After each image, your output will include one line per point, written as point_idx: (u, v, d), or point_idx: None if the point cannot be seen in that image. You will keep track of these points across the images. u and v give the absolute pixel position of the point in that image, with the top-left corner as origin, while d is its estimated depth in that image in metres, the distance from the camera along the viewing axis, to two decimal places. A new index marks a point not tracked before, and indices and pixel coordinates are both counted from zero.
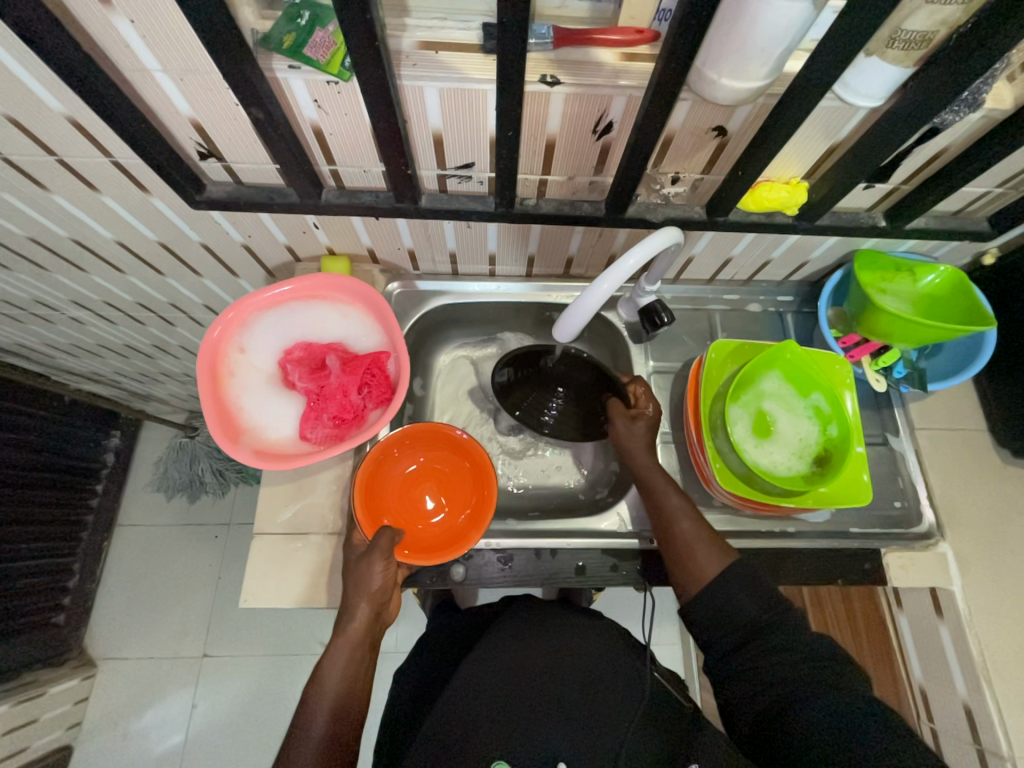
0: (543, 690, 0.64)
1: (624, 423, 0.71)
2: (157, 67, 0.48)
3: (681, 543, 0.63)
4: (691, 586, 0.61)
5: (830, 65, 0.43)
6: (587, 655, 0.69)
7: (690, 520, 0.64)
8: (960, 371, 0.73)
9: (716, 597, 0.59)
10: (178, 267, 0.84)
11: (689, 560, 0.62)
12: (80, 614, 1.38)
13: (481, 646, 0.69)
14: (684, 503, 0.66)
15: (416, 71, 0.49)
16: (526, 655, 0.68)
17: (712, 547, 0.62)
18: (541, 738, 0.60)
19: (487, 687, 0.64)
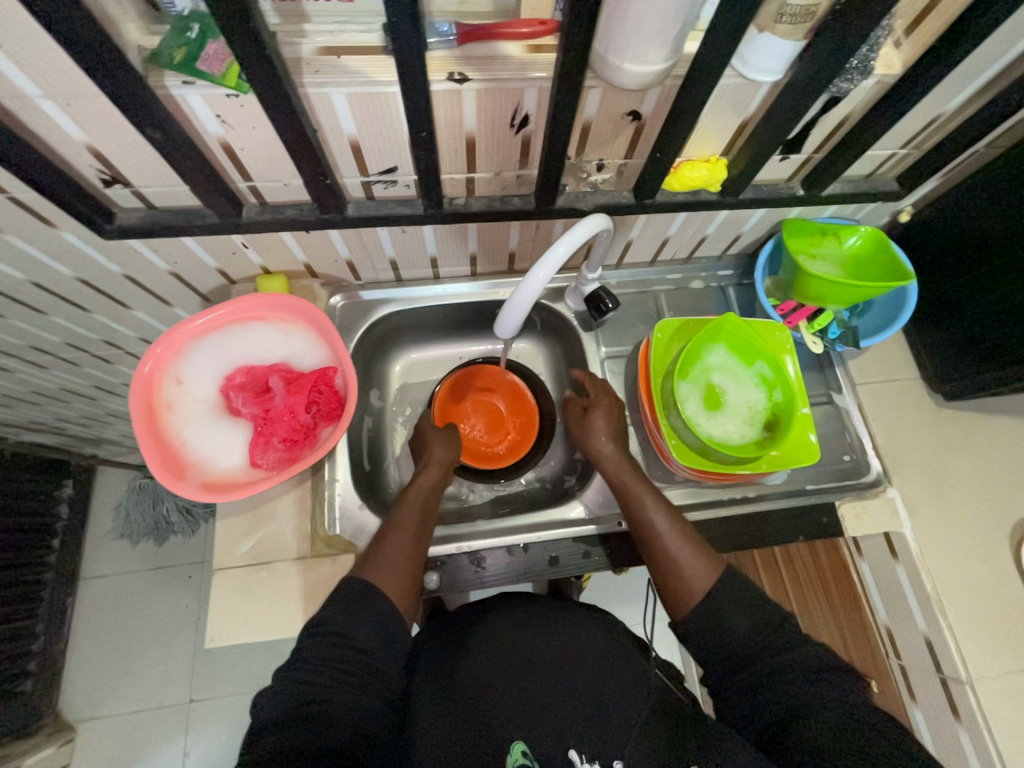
0: (550, 683, 0.61)
1: (592, 430, 0.74)
2: (38, 93, 0.45)
3: (667, 562, 0.64)
4: (683, 604, 0.61)
5: (722, 43, 0.44)
6: (593, 647, 0.66)
7: (675, 532, 0.65)
8: (888, 324, 0.77)
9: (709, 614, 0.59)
10: (105, 301, 0.80)
11: (677, 578, 0.62)
12: (50, 678, 1.30)
13: (476, 638, 0.68)
14: (669, 516, 0.66)
15: (320, 78, 0.47)
16: (532, 641, 0.66)
17: (700, 560, 0.63)
18: (550, 726, 0.57)
19: (493, 678, 0.62)
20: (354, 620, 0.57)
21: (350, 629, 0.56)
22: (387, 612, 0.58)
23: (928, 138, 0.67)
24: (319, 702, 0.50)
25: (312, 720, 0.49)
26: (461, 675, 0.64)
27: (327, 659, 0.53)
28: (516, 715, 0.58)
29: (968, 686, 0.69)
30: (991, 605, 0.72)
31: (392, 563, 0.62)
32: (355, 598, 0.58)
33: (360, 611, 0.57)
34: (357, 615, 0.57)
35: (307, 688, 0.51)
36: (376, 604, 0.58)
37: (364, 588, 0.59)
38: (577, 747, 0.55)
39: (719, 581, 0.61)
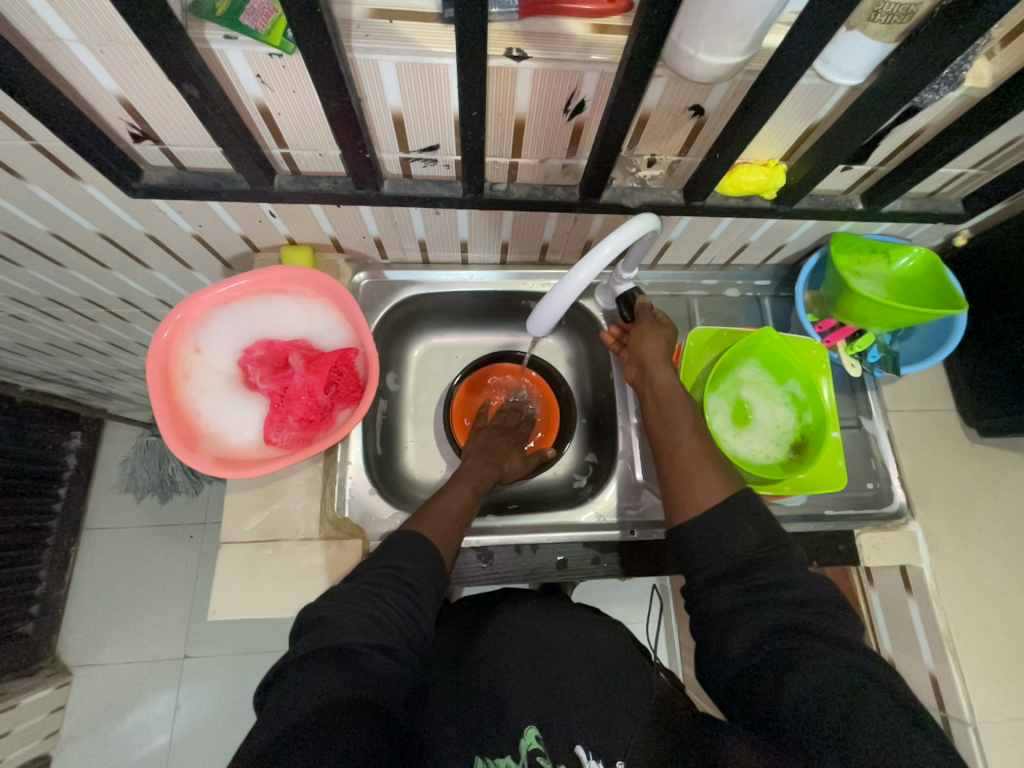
0: (561, 670, 0.60)
1: (649, 329, 0.72)
2: (71, 37, 0.43)
3: (685, 462, 0.62)
4: (689, 512, 0.59)
5: (812, 38, 0.40)
6: (603, 646, 0.65)
7: (700, 441, 0.63)
8: (931, 353, 0.74)
9: (714, 527, 0.56)
10: (125, 259, 0.78)
11: (692, 479, 0.60)
12: (50, 622, 1.33)
13: (490, 628, 0.68)
14: (693, 427, 0.64)
15: (369, 43, 0.44)
16: (541, 630, 0.66)
17: (718, 472, 0.60)
18: (560, 708, 0.56)
19: (505, 659, 0.61)
20: (409, 562, 0.58)
21: (411, 575, 0.58)
22: (437, 564, 0.60)
23: (1003, 159, 0.62)
24: (362, 648, 0.50)
25: (353, 658, 0.49)
26: (473, 657, 0.63)
27: (381, 599, 0.55)
28: (530, 700, 0.57)
29: (970, 727, 0.68)
30: (1002, 649, 0.71)
31: (443, 522, 0.65)
32: (412, 546, 0.60)
33: (416, 557, 0.59)
34: (414, 557, 0.59)
35: (354, 627, 0.51)
36: (430, 553, 0.60)
37: (417, 538, 0.61)
38: (584, 743, 0.53)
39: (729, 497, 0.58)
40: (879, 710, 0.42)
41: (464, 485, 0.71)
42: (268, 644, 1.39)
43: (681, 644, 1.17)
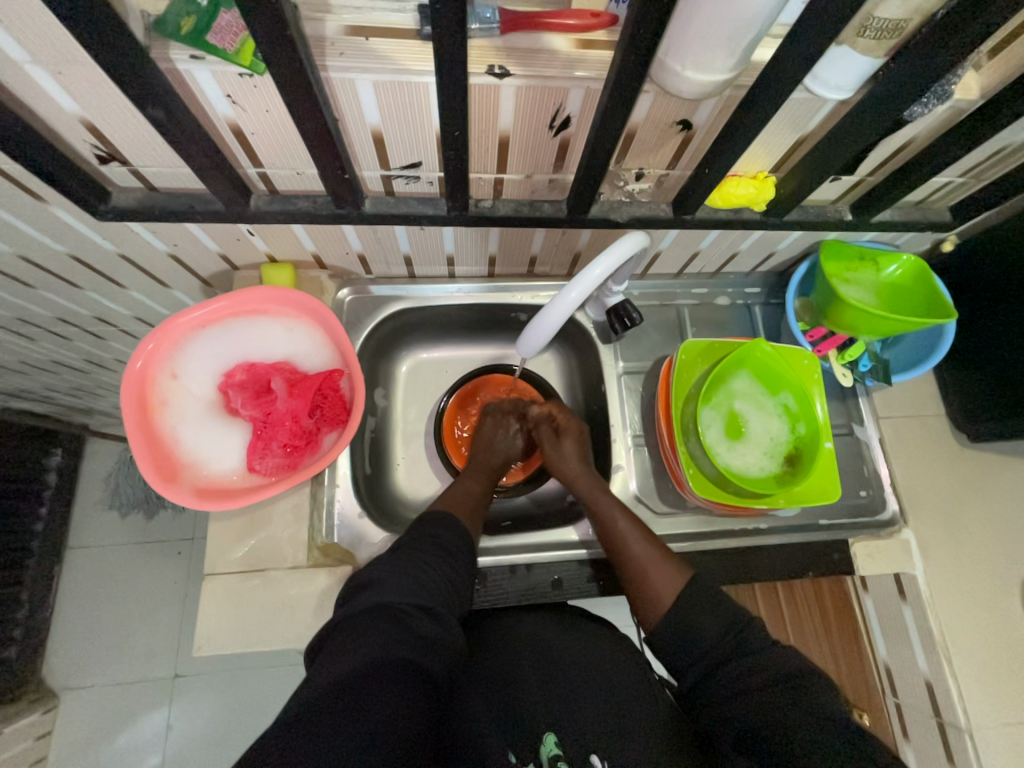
0: (574, 678, 0.58)
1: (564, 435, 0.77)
2: (26, 58, 0.40)
3: (638, 564, 0.63)
4: (654, 612, 0.59)
5: (800, 55, 0.39)
6: (609, 652, 0.63)
7: (642, 535, 0.65)
8: (921, 361, 0.74)
9: (681, 617, 0.57)
10: (99, 279, 0.75)
11: (648, 579, 0.61)
12: (34, 647, 1.29)
13: (495, 634, 0.65)
14: (630, 520, 0.67)
15: (345, 61, 0.42)
16: (551, 636, 0.64)
17: (667, 563, 0.62)
18: (578, 715, 0.54)
19: (518, 665, 0.60)
20: (448, 533, 0.61)
21: (450, 544, 0.60)
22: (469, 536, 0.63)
23: (989, 168, 0.62)
24: (413, 610, 0.50)
25: (404, 620, 0.49)
26: (481, 664, 0.61)
27: (429, 567, 0.56)
28: (546, 706, 0.55)
29: (966, 734, 0.68)
30: (995, 654, 0.71)
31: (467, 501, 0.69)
32: (446, 519, 0.63)
33: (450, 527, 0.62)
34: (448, 526, 0.62)
35: (404, 590, 0.52)
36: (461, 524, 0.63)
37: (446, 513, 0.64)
38: (597, 751, 0.51)
39: (687, 584, 0.59)
40: (850, 738, 0.44)
41: (478, 475, 0.75)
42: (261, 659, 1.37)
43: None
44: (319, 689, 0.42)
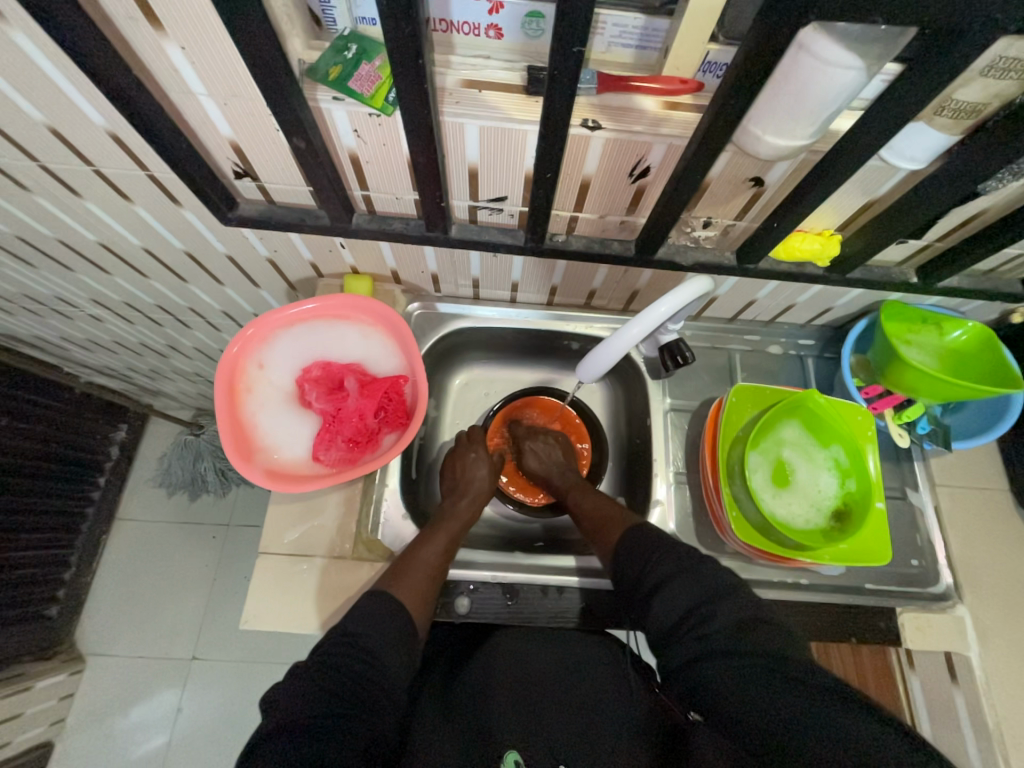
0: (549, 700, 0.61)
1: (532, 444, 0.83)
2: (203, 91, 0.49)
3: (598, 517, 0.70)
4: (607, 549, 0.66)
5: (882, 127, 0.42)
6: (592, 667, 0.65)
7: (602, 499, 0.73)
8: (985, 430, 0.72)
9: (630, 553, 0.62)
10: (202, 275, 0.85)
11: (604, 526, 0.69)
12: (73, 608, 1.37)
13: (483, 651, 0.68)
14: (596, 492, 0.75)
15: (459, 109, 0.49)
16: (531, 652, 0.66)
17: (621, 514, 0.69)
18: (547, 732, 0.57)
19: (494, 685, 0.63)
20: (373, 608, 0.57)
21: (369, 616, 0.57)
22: (402, 627, 0.57)
23: None
24: (317, 711, 0.47)
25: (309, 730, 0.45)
26: (461, 687, 0.65)
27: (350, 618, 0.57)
28: (515, 725, 0.58)
29: None
30: None
31: (415, 583, 0.63)
32: (376, 608, 0.58)
33: (375, 622, 0.56)
34: (378, 623, 0.56)
35: (300, 698, 0.48)
36: (392, 616, 0.57)
37: (384, 600, 0.58)
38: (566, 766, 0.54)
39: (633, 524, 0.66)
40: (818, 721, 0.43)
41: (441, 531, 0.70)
42: (275, 654, 1.39)
43: None
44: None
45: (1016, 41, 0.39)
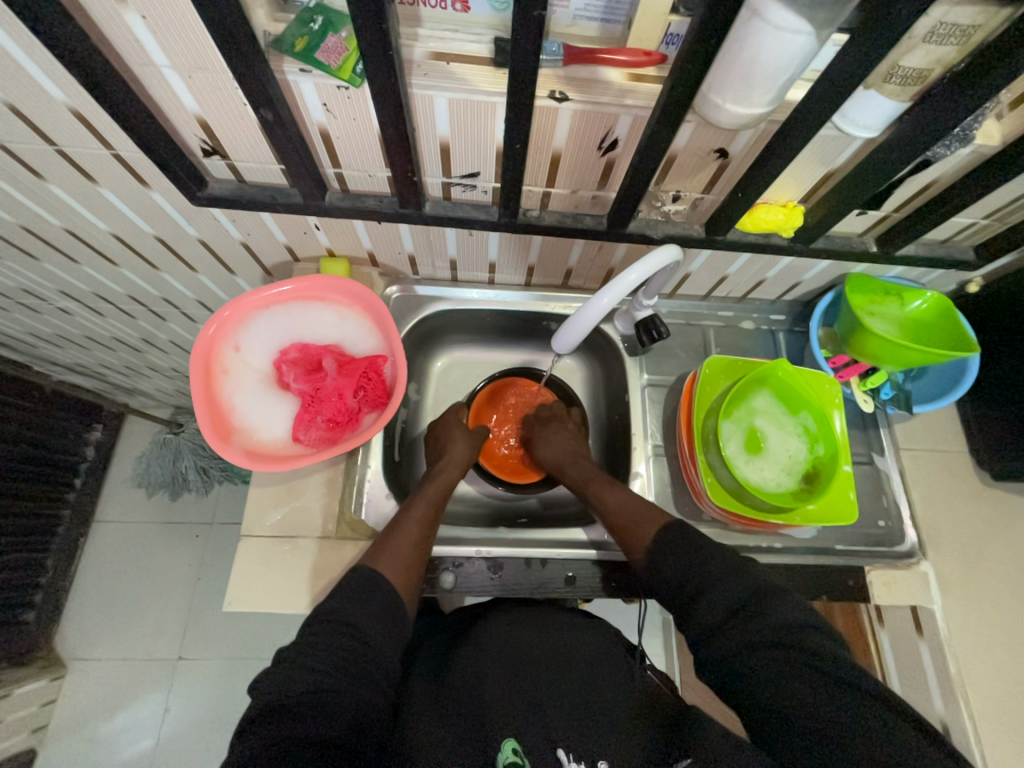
0: (545, 684, 0.62)
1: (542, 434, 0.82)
2: (166, 63, 0.48)
3: (620, 519, 0.67)
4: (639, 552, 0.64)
5: (833, 94, 0.44)
6: (584, 654, 0.67)
7: (625, 496, 0.69)
8: (944, 393, 0.75)
9: (661, 554, 0.61)
10: (173, 260, 0.83)
11: (628, 526, 0.66)
12: (51, 613, 1.34)
13: (473, 643, 0.69)
14: (611, 486, 0.72)
15: (427, 81, 0.49)
16: (529, 638, 0.68)
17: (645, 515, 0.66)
18: (544, 720, 0.57)
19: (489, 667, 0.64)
20: (359, 599, 0.57)
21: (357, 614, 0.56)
22: (390, 603, 0.58)
23: (1013, 212, 0.65)
24: (316, 691, 0.49)
25: (307, 707, 0.48)
26: (456, 669, 0.66)
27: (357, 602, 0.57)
28: (512, 710, 0.58)
29: None
30: (1015, 700, 0.69)
31: (399, 553, 0.63)
32: (360, 582, 0.59)
33: (363, 597, 0.58)
34: (360, 597, 0.57)
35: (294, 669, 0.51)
36: (377, 591, 0.58)
37: (366, 575, 0.60)
38: (564, 746, 0.55)
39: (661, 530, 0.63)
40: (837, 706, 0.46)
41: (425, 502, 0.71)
42: (263, 650, 1.38)
43: (683, 680, 1.15)
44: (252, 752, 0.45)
45: (953, 8, 0.41)
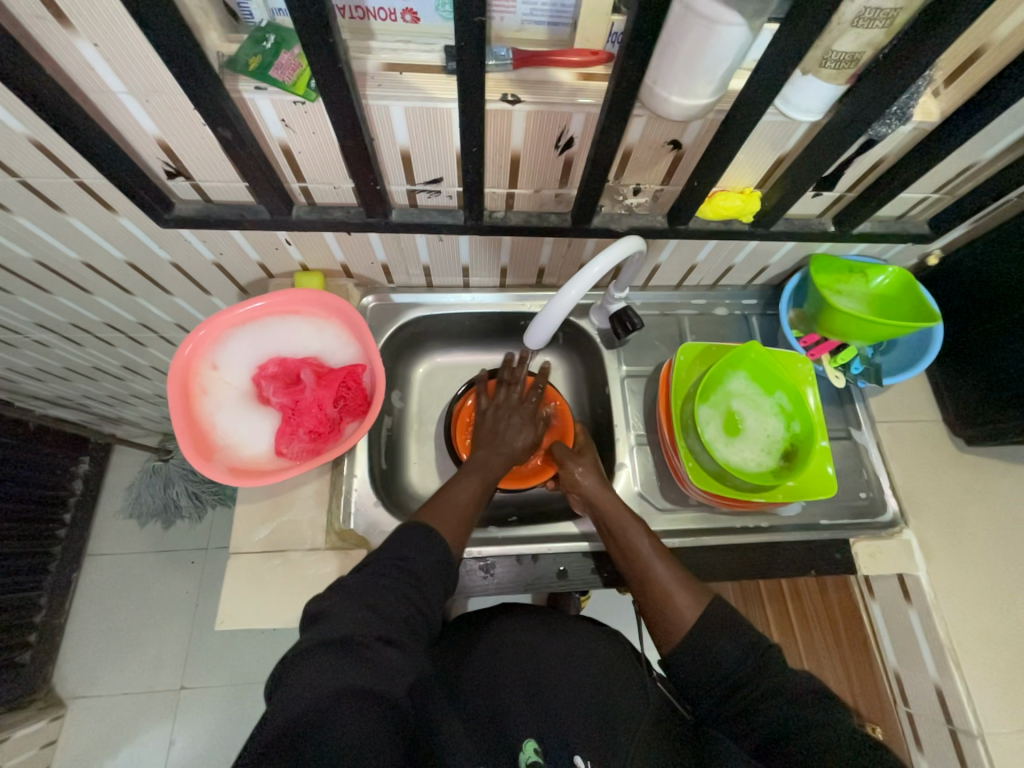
0: (562, 692, 0.63)
1: (581, 464, 0.75)
2: (122, 89, 0.49)
3: (658, 587, 0.63)
4: (673, 633, 0.59)
5: (771, 80, 0.46)
6: (597, 660, 0.68)
7: (667, 565, 0.64)
8: (912, 364, 0.77)
9: (699, 648, 0.56)
10: (148, 285, 0.83)
11: (670, 598, 0.61)
12: (47, 651, 1.31)
13: (483, 646, 0.69)
14: (651, 543, 0.66)
15: (382, 91, 0.50)
16: (539, 645, 0.69)
17: (689, 589, 0.62)
18: (561, 726, 0.59)
19: (505, 675, 0.64)
20: (414, 551, 0.57)
21: (415, 563, 0.56)
22: (443, 558, 0.59)
23: (962, 184, 0.68)
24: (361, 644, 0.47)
25: (354, 653, 0.47)
26: (469, 669, 0.65)
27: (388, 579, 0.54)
28: (530, 716, 0.60)
29: (979, 739, 0.67)
30: (1007, 660, 0.70)
31: (450, 516, 0.64)
32: (416, 537, 0.59)
33: (421, 550, 0.58)
34: (423, 548, 0.58)
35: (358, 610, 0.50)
36: (435, 546, 0.59)
37: (422, 528, 0.60)
38: (582, 754, 0.57)
39: (712, 610, 0.59)
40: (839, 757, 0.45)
41: (476, 472, 0.71)
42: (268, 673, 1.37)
43: None
44: (293, 711, 0.42)
45: None
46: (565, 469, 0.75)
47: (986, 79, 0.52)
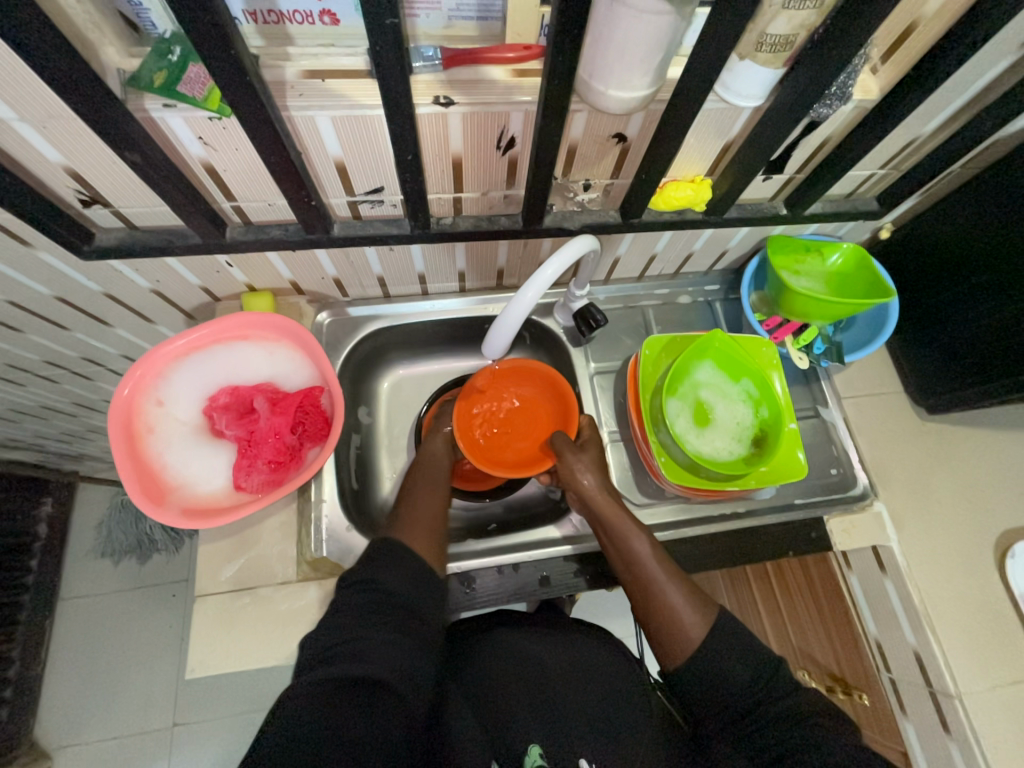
0: (567, 696, 0.61)
1: (577, 461, 0.70)
2: (14, 116, 0.45)
3: (662, 602, 0.60)
4: (678, 651, 0.58)
5: (706, 67, 0.44)
6: (599, 666, 0.67)
7: (670, 577, 0.62)
8: (872, 339, 0.78)
9: (708, 664, 0.56)
10: (84, 318, 0.78)
11: (675, 614, 0.59)
12: (25, 705, 1.25)
13: (479, 652, 0.67)
14: (654, 553, 0.64)
15: (304, 101, 0.47)
16: (540, 651, 0.67)
17: (694, 604, 0.60)
18: (568, 729, 0.57)
19: (507, 678, 0.63)
20: (387, 569, 0.56)
21: (389, 581, 0.55)
22: (422, 570, 0.58)
23: (906, 158, 0.68)
24: (341, 650, 0.48)
25: (336, 661, 0.47)
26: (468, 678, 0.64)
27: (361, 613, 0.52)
28: (536, 717, 0.58)
29: (958, 701, 0.69)
30: (980, 620, 0.72)
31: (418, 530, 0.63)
32: (389, 551, 0.58)
33: (395, 564, 0.57)
34: (393, 568, 0.56)
35: (329, 636, 0.49)
36: (409, 560, 0.58)
37: (392, 544, 0.59)
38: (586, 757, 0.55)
39: (720, 627, 0.58)
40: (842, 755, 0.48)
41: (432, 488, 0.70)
42: (263, 700, 1.33)
43: None
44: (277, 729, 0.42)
45: None
46: (564, 464, 0.70)
47: (923, 52, 0.51)
